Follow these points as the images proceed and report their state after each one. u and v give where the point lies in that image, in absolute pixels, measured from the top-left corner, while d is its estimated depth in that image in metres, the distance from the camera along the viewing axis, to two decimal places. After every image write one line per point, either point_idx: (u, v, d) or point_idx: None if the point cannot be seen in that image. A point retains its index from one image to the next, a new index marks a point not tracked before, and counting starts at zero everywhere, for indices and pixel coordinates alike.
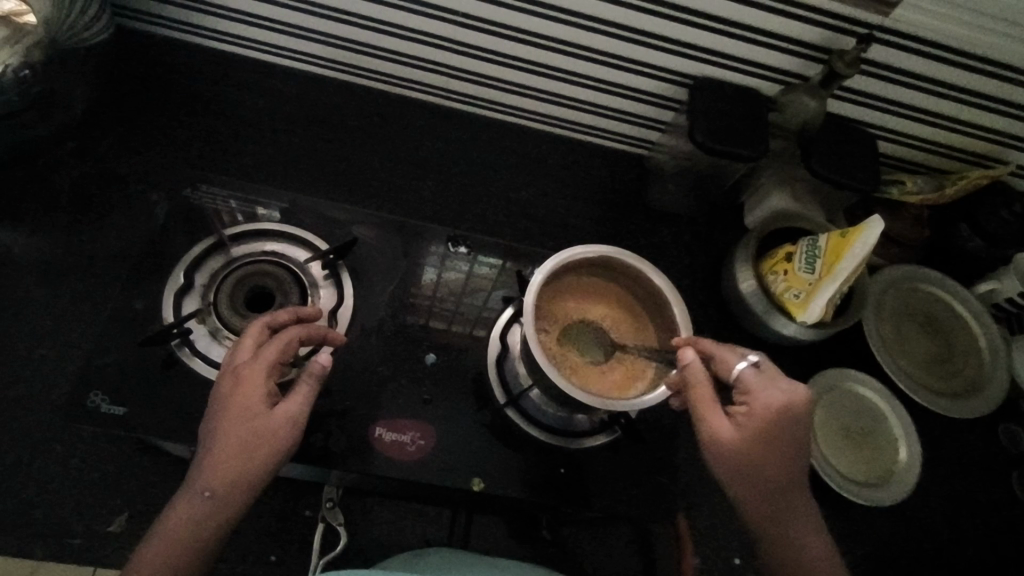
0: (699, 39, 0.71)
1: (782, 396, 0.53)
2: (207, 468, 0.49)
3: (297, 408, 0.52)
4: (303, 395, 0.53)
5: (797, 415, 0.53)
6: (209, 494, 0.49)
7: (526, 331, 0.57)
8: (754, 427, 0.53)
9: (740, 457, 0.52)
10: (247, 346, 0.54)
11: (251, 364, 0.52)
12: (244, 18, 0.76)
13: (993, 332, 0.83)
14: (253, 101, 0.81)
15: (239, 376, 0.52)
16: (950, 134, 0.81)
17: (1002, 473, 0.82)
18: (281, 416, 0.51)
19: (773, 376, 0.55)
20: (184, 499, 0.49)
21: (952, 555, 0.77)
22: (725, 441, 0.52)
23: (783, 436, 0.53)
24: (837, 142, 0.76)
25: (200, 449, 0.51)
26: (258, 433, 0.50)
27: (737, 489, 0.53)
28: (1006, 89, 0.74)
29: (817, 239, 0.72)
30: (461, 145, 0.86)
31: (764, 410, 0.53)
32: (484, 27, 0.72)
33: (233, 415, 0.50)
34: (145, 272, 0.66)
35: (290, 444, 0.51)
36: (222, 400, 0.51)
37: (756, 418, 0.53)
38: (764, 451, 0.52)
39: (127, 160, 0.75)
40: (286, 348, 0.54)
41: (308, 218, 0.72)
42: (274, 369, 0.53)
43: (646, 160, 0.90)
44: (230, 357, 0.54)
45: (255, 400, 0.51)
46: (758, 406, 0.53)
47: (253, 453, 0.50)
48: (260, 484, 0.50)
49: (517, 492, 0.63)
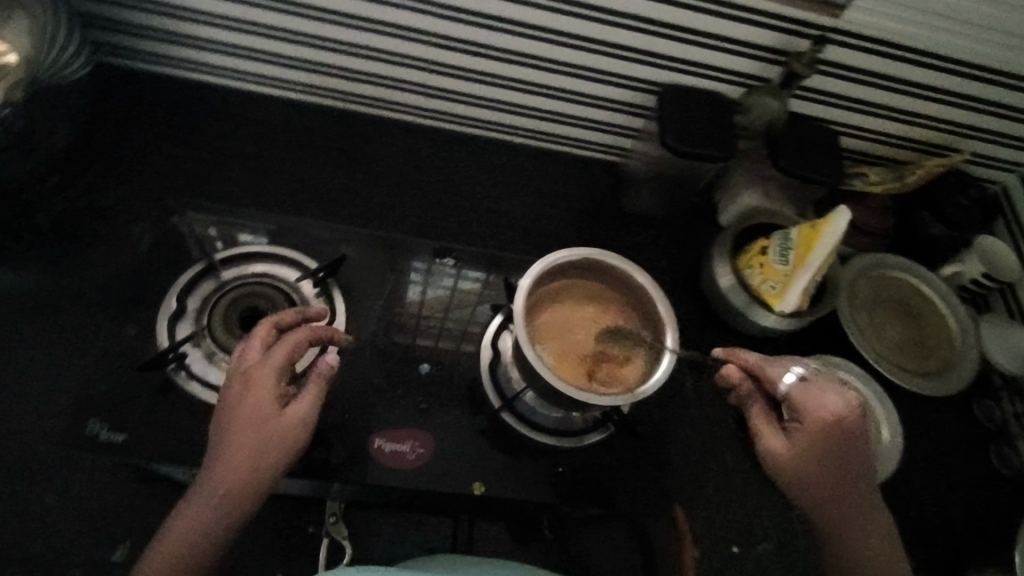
0: (661, 48, 0.75)
1: (830, 411, 0.59)
2: (220, 469, 0.53)
3: (307, 409, 0.55)
4: (311, 397, 0.56)
5: (849, 431, 0.59)
6: (222, 495, 0.52)
7: (517, 336, 0.59)
8: (805, 443, 0.59)
9: (796, 467, 0.59)
10: (256, 347, 0.57)
11: (261, 367, 0.55)
12: (225, 49, 0.78)
13: (961, 313, 0.87)
14: (232, 128, 0.82)
15: (250, 380, 0.55)
16: (903, 126, 0.85)
17: (979, 446, 0.86)
18: (291, 418, 0.55)
19: (823, 388, 0.60)
20: (199, 497, 0.52)
21: (940, 527, 0.80)
22: (776, 451, 0.60)
23: (837, 449, 0.59)
24: (800, 140, 0.80)
25: (213, 448, 0.54)
26: (270, 434, 0.54)
27: (802, 498, 0.60)
28: (952, 81, 0.78)
29: (788, 231, 0.76)
30: (439, 161, 0.88)
31: (813, 425, 0.59)
32: (458, 45, 0.76)
33: (246, 416, 0.54)
34: (138, 302, 0.67)
35: (301, 443, 0.55)
36: (234, 401, 0.54)
37: (807, 432, 0.59)
38: (817, 462, 0.59)
39: (108, 190, 0.75)
40: (294, 349, 0.56)
41: (295, 240, 0.74)
42: (284, 371, 0.56)
43: (620, 167, 0.93)
44: (240, 358, 0.57)
45: (266, 402, 0.54)
46: (807, 419, 0.59)
47: (266, 451, 0.53)
48: (271, 484, 0.54)
49: (517, 494, 0.65)
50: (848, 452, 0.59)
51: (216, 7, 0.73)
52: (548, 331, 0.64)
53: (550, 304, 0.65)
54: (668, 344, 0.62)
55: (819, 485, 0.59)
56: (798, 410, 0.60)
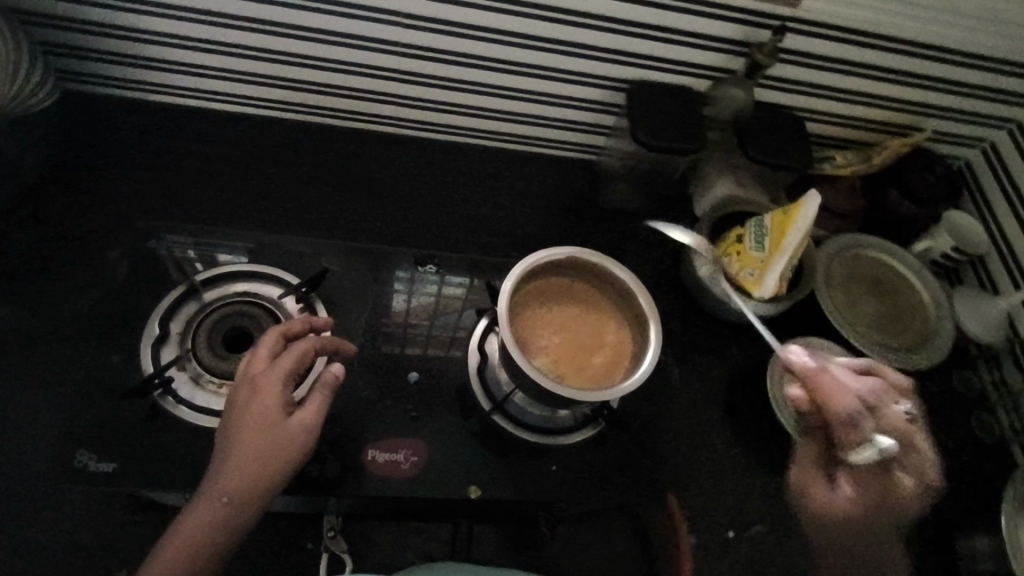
0: (627, 46, 0.77)
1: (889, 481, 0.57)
2: (226, 474, 0.53)
3: (312, 417, 0.57)
4: (317, 406, 0.58)
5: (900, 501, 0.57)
6: (228, 500, 0.53)
7: (502, 339, 0.59)
8: (857, 504, 0.57)
9: (838, 522, 0.57)
10: (263, 355, 0.59)
11: (268, 374, 0.57)
12: (193, 70, 0.78)
13: (935, 288, 0.90)
14: (205, 149, 0.82)
15: (257, 386, 0.56)
16: (866, 108, 0.88)
17: (961, 415, 0.88)
18: (297, 425, 0.56)
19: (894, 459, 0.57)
20: (205, 502, 0.53)
21: (928, 498, 0.81)
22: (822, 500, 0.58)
23: (881, 517, 0.57)
24: (767, 128, 0.82)
25: (219, 454, 0.55)
26: (276, 441, 0.55)
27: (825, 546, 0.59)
28: (910, 62, 0.80)
29: (762, 218, 0.77)
30: (416, 169, 0.88)
31: (869, 489, 0.57)
32: (427, 54, 0.77)
33: (253, 422, 0.55)
34: (119, 328, 0.66)
35: (305, 450, 0.56)
36: (242, 407, 0.56)
37: (862, 493, 0.57)
38: (859, 525, 0.57)
39: (82, 218, 0.74)
40: (301, 358, 0.58)
41: (275, 257, 0.74)
42: (290, 379, 0.58)
43: (595, 165, 0.94)
44: (248, 365, 0.58)
45: (273, 408, 0.56)
46: (868, 483, 0.57)
47: (271, 458, 0.54)
48: (275, 490, 0.55)
49: (513, 494, 0.65)
50: (903, 512, 0.58)
51: (183, 29, 0.73)
52: (531, 324, 0.65)
53: (534, 304, 0.66)
54: (651, 336, 0.63)
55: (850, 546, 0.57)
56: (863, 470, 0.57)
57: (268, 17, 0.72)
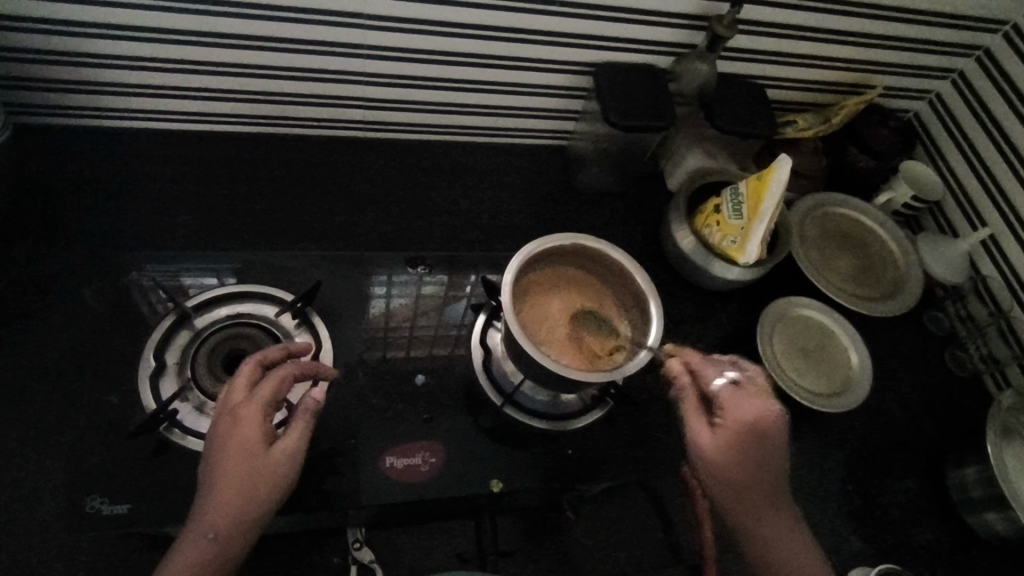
0: (590, 29, 0.77)
1: (751, 415, 0.60)
2: (211, 509, 0.52)
3: (296, 443, 0.56)
4: (300, 431, 0.56)
5: (763, 438, 0.59)
6: (214, 535, 0.51)
7: (512, 331, 0.60)
8: (727, 442, 0.59)
9: (722, 461, 0.59)
10: (242, 386, 0.57)
11: (247, 404, 0.56)
12: (149, 92, 0.75)
13: (900, 236, 0.94)
14: (171, 172, 0.79)
15: (236, 418, 0.55)
16: (819, 71, 0.90)
17: (935, 355, 0.93)
18: (280, 453, 0.55)
19: (747, 394, 0.61)
20: (188, 539, 0.51)
21: (916, 436, 0.86)
22: (705, 445, 0.60)
23: (752, 455, 0.59)
24: (731, 98, 0.84)
25: (201, 490, 0.53)
26: (261, 469, 0.53)
27: (721, 493, 0.59)
28: (858, 23, 0.83)
29: (737, 186, 0.79)
30: (388, 172, 0.87)
31: (734, 431, 0.59)
32: (390, 55, 0.76)
33: (235, 453, 0.53)
34: (112, 366, 0.64)
35: (291, 477, 0.55)
36: (222, 440, 0.54)
37: (731, 428, 0.59)
38: (745, 463, 0.58)
39: (51, 257, 0.71)
40: (281, 385, 0.57)
41: (263, 275, 0.72)
42: (271, 406, 0.56)
43: (567, 150, 0.95)
44: (226, 397, 0.57)
45: (255, 438, 0.54)
46: (731, 418, 0.60)
47: (257, 487, 0.53)
48: (262, 520, 0.53)
49: (533, 483, 0.66)
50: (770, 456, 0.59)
51: (132, 49, 0.70)
52: (532, 317, 0.65)
53: (531, 296, 0.66)
54: (654, 312, 0.64)
55: (741, 487, 0.58)
56: (722, 411, 0.61)
57: (223, 30, 0.70)
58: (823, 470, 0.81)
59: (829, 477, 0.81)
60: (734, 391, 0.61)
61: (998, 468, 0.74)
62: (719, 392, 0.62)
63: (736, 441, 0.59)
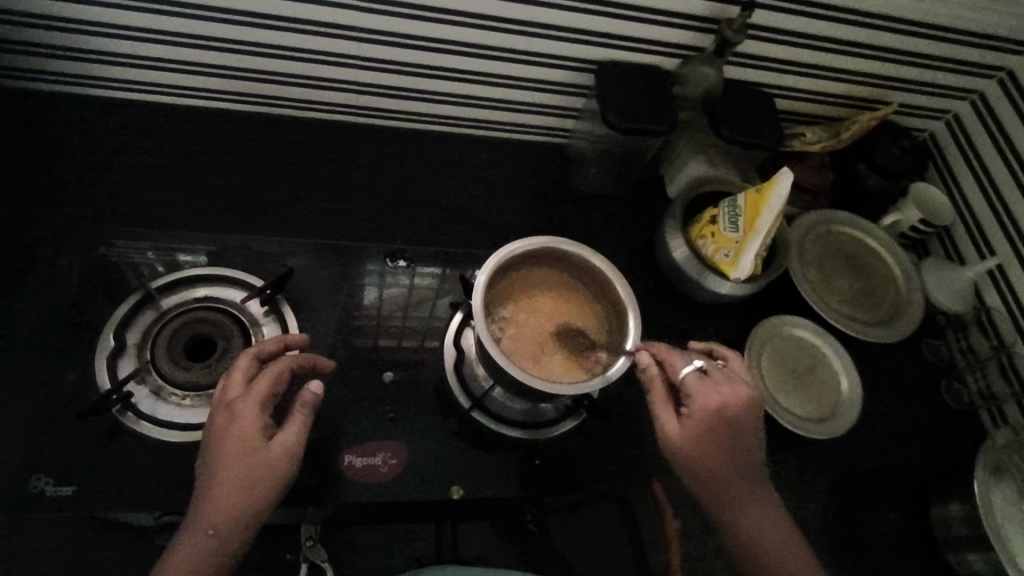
0: (591, 24, 0.74)
1: (716, 402, 0.58)
2: (212, 505, 0.51)
3: (294, 438, 0.54)
4: (298, 426, 0.54)
5: (732, 421, 0.58)
6: (214, 532, 0.51)
7: (481, 334, 0.58)
8: (694, 430, 0.57)
9: (689, 450, 0.57)
10: (238, 380, 0.56)
11: (244, 401, 0.54)
12: (137, 62, 0.73)
13: (904, 261, 0.90)
14: (156, 145, 0.78)
15: (232, 414, 0.53)
16: (833, 83, 0.87)
17: (930, 386, 0.90)
18: (279, 448, 0.53)
19: (713, 380, 0.59)
20: (192, 535, 0.51)
21: (903, 468, 0.83)
22: (672, 435, 0.58)
23: (721, 441, 0.57)
24: (737, 105, 0.81)
25: (202, 485, 0.52)
26: (259, 466, 0.52)
27: (691, 479, 0.58)
28: (875, 36, 0.80)
29: (736, 198, 0.76)
30: (379, 160, 0.85)
31: (700, 416, 0.57)
32: (385, 39, 0.74)
33: (233, 450, 0.52)
34: (74, 344, 0.63)
35: (291, 473, 0.53)
36: (219, 437, 0.53)
37: (696, 417, 0.58)
38: (711, 450, 0.57)
39: (24, 225, 0.70)
40: (275, 380, 0.56)
41: (239, 257, 0.71)
42: (267, 403, 0.55)
43: (565, 148, 0.92)
44: (222, 393, 0.55)
45: (251, 435, 0.53)
46: (696, 406, 0.58)
47: (257, 484, 0.52)
48: (264, 516, 0.52)
49: (495, 492, 0.64)
50: (739, 440, 0.58)
51: (116, 17, 0.68)
52: (513, 318, 0.63)
53: (514, 298, 0.64)
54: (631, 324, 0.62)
55: (711, 475, 0.58)
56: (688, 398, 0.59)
57: (212, 4, 0.67)
58: (801, 497, 0.78)
59: (807, 505, 0.78)
60: (698, 378, 0.59)
61: (984, 509, 0.71)
62: (688, 380, 0.60)
63: (704, 429, 0.57)
